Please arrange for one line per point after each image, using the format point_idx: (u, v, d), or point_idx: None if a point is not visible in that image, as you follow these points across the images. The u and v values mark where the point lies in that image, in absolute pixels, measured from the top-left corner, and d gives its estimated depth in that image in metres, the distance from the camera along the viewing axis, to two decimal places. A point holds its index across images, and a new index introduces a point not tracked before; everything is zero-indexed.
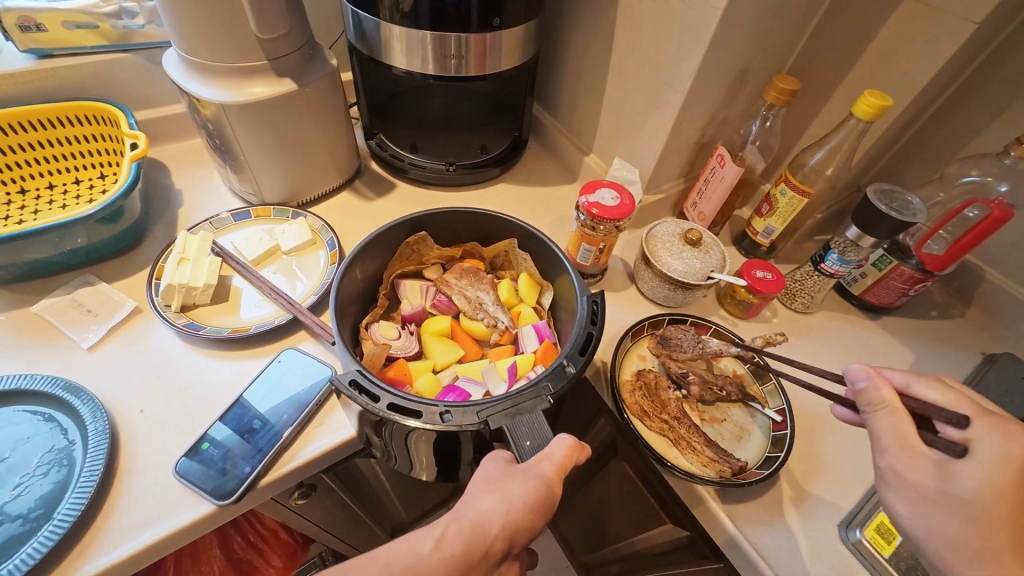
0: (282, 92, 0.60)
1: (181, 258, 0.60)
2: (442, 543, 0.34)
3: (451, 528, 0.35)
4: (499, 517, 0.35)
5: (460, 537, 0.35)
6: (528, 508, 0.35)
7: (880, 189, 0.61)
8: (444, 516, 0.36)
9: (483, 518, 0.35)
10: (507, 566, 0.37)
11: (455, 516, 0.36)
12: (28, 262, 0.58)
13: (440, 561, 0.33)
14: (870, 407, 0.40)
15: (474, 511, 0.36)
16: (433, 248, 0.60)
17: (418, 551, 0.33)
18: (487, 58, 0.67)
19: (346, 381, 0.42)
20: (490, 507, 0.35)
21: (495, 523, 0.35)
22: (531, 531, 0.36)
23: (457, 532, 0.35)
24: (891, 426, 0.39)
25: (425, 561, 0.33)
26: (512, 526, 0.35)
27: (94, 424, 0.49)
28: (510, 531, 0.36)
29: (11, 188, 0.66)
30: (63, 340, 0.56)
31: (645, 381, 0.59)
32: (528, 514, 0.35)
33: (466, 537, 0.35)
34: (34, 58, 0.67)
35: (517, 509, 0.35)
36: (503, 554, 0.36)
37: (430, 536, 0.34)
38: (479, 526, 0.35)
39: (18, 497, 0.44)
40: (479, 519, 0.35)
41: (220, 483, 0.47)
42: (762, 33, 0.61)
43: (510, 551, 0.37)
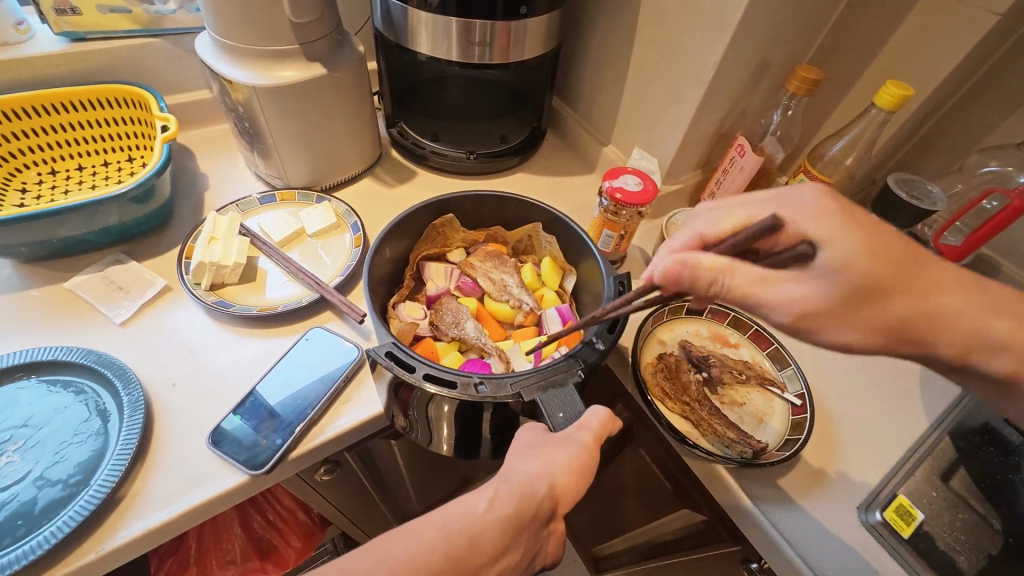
0: (312, 76, 0.61)
1: (210, 238, 0.61)
2: (494, 504, 0.36)
3: (502, 490, 0.37)
4: (544, 480, 0.37)
5: (511, 499, 0.36)
6: (572, 471, 0.37)
7: (901, 178, 0.62)
8: (494, 479, 0.38)
9: (530, 480, 0.37)
10: (548, 532, 0.39)
11: (503, 479, 0.38)
12: (61, 240, 0.59)
13: (492, 522, 0.35)
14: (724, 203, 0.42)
15: (522, 475, 0.37)
16: (458, 232, 0.61)
17: (473, 512, 0.35)
18: (511, 48, 0.68)
19: (382, 352, 0.43)
20: (533, 471, 0.37)
21: (542, 485, 0.37)
22: (575, 495, 0.38)
23: (508, 493, 0.37)
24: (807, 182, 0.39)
25: (479, 521, 0.35)
26: (558, 488, 0.38)
27: (128, 395, 0.50)
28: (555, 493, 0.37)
29: (42, 169, 0.67)
30: (95, 316, 0.57)
31: (663, 365, 0.59)
32: (573, 477, 0.38)
33: (517, 498, 0.36)
34: (67, 41, 0.68)
35: (562, 473, 0.37)
36: (550, 514, 0.38)
37: (482, 499, 0.36)
38: (526, 488, 0.37)
39: (57, 463, 0.45)
40: (525, 481, 0.37)
41: (252, 454, 0.49)
42: (786, 23, 0.62)
43: (556, 512, 0.39)
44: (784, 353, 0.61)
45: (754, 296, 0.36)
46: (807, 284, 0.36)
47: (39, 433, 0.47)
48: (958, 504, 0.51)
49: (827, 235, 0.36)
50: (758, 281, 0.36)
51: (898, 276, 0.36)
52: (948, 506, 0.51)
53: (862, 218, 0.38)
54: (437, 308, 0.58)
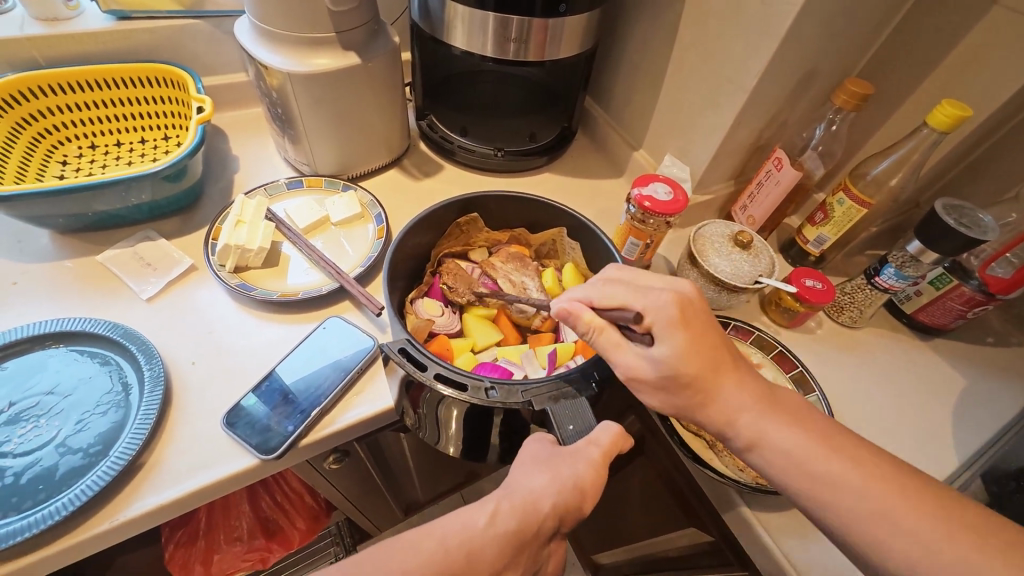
0: (346, 65, 0.61)
1: (237, 220, 0.62)
2: (495, 518, 0.36)
3: (504, 505, 0.36)
4: (548, 498, 0.36)
5: (513, 515, 0.36)
6: (577, 490, 0.36)
7: (949, 204, 0.59)
8: (496, 493, 0.37)
9: (534, 497, 0.36)
10: (550, 547, 0.38)
11: (506, 494, 0.37)
12: (95, 213, 0.60)
13: (492, 537, 0.35)
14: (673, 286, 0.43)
15: (527, 491, 0.37)
16: (482, 231, 0.60)
17: (472, 526, 0.35)
18: (548, 46, 0.67)
19: (395, 348, 0.43)
20: (539, 488, 0.36)
21: (546, 503, 0.36)
22: (579, 513, 0.38)
23: (509, 509, 0.36)
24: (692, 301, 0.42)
25: (478, 536, 0.35)
26: (561, 506, 0.36)
27: (150, 369, 0.51)
28: (558, 512, 0.37)
29: (83, 143, 0.69)
30: (124, 290, 0.59)
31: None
32: (577, 494, 0.36)
33: (519, 514, 0.36)
34: (113, 19, 0.69)
35: (568, 490, 0.36)
36: (552, 533, 0.37)
37: (483, 512, 0.36)
38: (530, 504, 0.36)
39: (79, 432, 0.47)
40: (530, 497, 0.36)
41: (264, 438, 0.49)
42: (837, 33, 0.59)
43: (558, 531, 0.38)
44: (809, 378, 0.59)
45: (608, 357, 0.42)
46: (642, 361, 0.41)
47: (64, 400, 0.48)
48: None
49: (665, 335, 0.41)
50: (614, 345, 0.42)
51: (711, 380, 0.41)
52: None
53: (704, 330, 0.42)
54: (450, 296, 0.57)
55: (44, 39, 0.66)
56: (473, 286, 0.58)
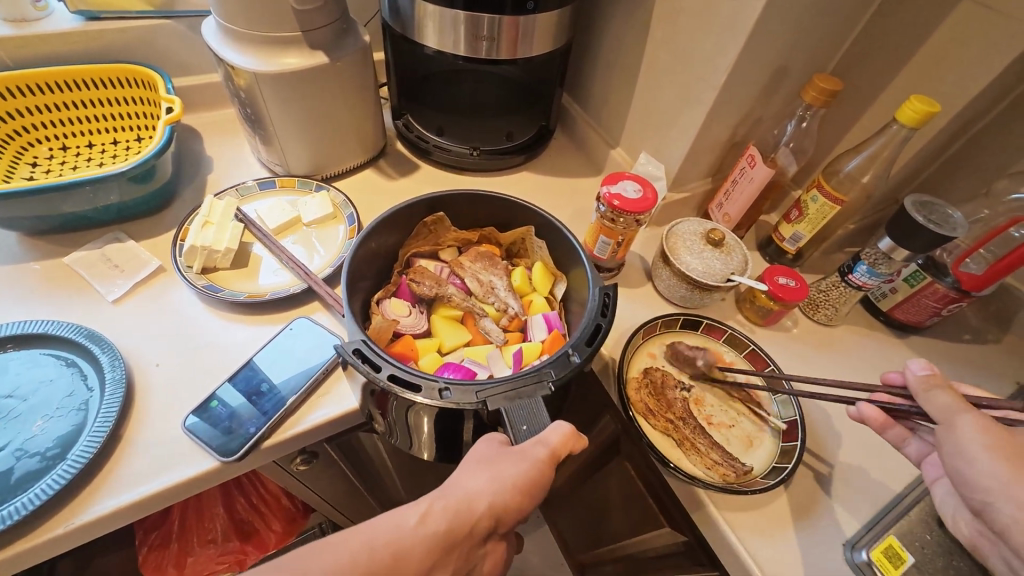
0: (313, 64, 0.61)
1: (205, 222, 0.61)
2: (426, 519, 0.35)
3: (437, 505, 0.36)
4: (485, 497, 0.36)
5: (445, 515, 0.36)
6: (516, 490, 0.36)
7: (919, 200, 0.58)
8: (430, 494, 0.37)
9: (471, 497, 0.36)
10: (492, 546, 0.38)
11: (440, 494, 0.37)
12: (62, 215, 0.60)
13: (421, 537, 0.34)
14: (928, 388, 0.42)
15: (463, 490, 0.37)
16: (450, 231, 0.60)
17: (401, 526, 0.34)
18: (519, 44, 0.66)
19: (350, 348, 0.42)
20: (479, 487, 0.36)
21: (480, 504, 0.36)
22: (518, 513, 0.38)
23: (442, 509, 0.36)
24: (953, 400, 0.40)
25: (408, 536, 0.34)
26: (498, 506, 0.36)
27: (112, 371, 0.50)
28: (495, 511, 0.37)
29: (54, 144, 0.69)
30: (90, 292, 0.58)
31: (643, 382, 0.58)
32: (516, 494, 0.36)
33: (450, 514, 0.36)
34: (82, 20, 0.69)
35: (505, 488, 0.36)
36: (487, 533, 0.37)
37: (414, 512, 0.35)
38: (465, 503, 0.36)
39: (37, 435, 0.46)
40: (466, 497, 0.36)
41: (225, 441, 0.49)
42: (807, 29, 0.58)
43: (495, 531, 0.38)
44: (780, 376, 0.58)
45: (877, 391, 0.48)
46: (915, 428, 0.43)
47: (23, 403, 0.48)
48: (954, 552, 0.47)
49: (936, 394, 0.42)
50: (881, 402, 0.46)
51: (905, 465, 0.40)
52: (942, 552, 0.48)
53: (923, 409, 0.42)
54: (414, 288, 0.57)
55: (12, 39, 0.66)
56: (441, 285, 0.58)
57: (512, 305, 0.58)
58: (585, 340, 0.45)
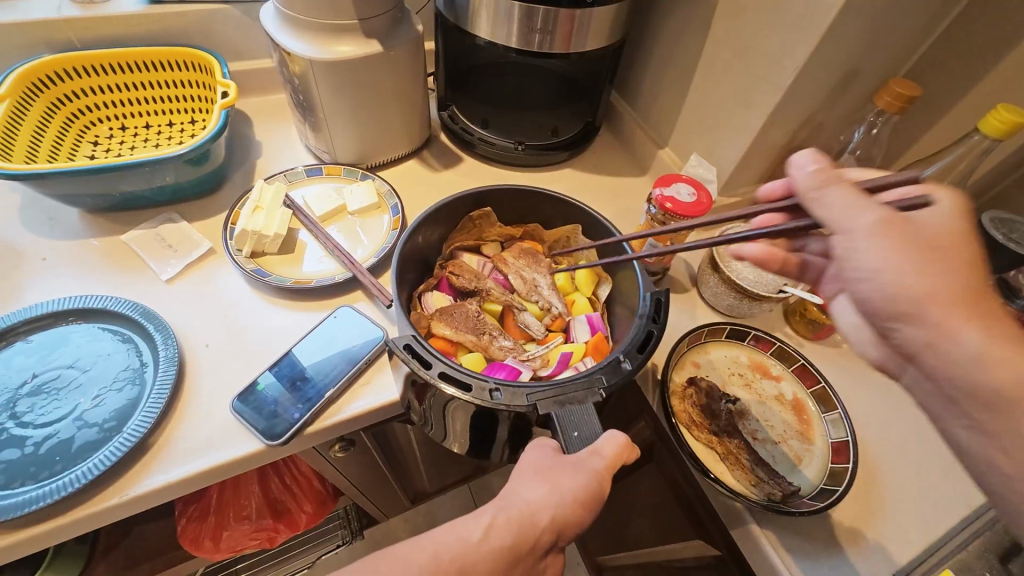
0: (369, 53, 0.61)
1: (256, 206, 0.62)
2: (489, 534, 0.35)
3: (499, 518, 0.35)
4: (547, 510, 0.36)
5: (508, 529, 0.35)
6: (578, 503, 0.36)
7: (998, 217, 0.55)
8: (492, 506, 0.36)
9: (532, 509, 0.36)
10: (553, 559, 0.37)
11: (502, 506, 0.36)
12: (122, 194, 0.62)
13: (487, 552, 0.34)
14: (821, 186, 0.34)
15: (524, 501, 0.36)
16: (494, 226, 0.59)
17: (466, 539, 0.34)
18: (574, 37, 0.65)
19: (400, 343, 0.42)
20: (535, 500, 0.36)
21: (544, 517, 0.36)
22: (578, 526, 0.37)
23: (505, 523, 0.35)
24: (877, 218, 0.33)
25: (473, 550, 0.34)
26: (560, 520, 0.36)
27: (165, 349, 0.52)
28: (557, 526, 0.36)
29: (114, 124, 0.71)
30: (145, 270, 0.60)
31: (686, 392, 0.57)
32: (577, 510, 0.36)
33: (515, 528, 0.35)
34: (145, 3, 0.70)
35: (566, 503, 0.36)
36: (548, 546, 0.37)
37: (478, 525, 0.35)
38: (528, 517, 0.36)
39: (96, 407, 0.48)
40: (528, 509, 0.36)
41: (270, 423, 0.50)
42: (886, 29, 0.55)
43: (555, 545, 0.37)
44: (831, 395, 0.56)
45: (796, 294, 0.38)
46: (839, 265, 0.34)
47: (83, 375, 0.50)
48: None
49: (925, 264, 0.31)
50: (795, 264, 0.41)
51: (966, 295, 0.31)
52: None
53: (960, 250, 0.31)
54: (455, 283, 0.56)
55: (81, 21, 0.68)
56: (480, 279, 0.58)
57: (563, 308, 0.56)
58: (631, 344, 0.44)
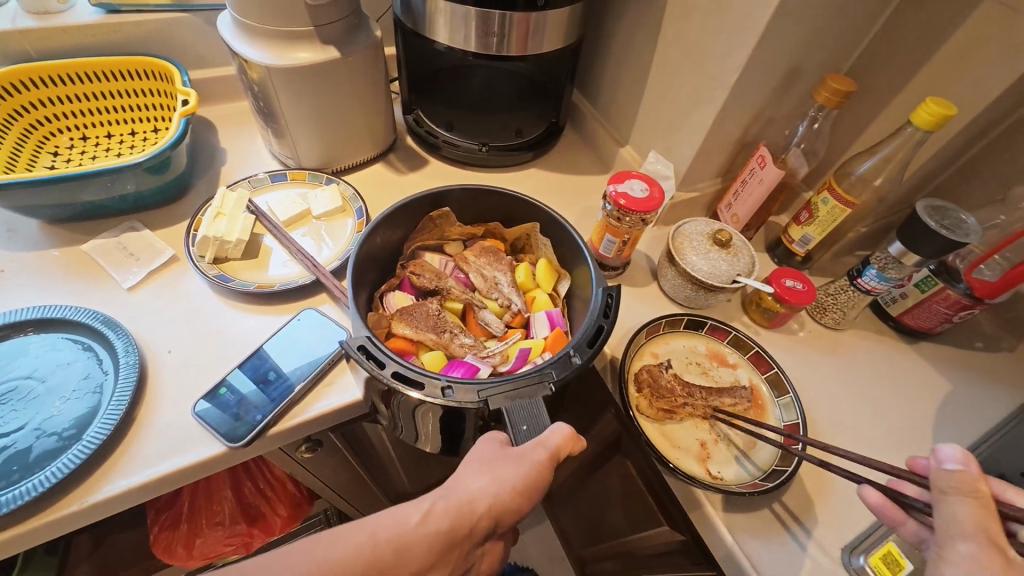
0: (326, 60, 0.62)
1: (217, 213, 0.63)
2: (428, 518, 0.36)
3: (439, 505, 0.37)
4: (486, 498, 0.37)
5: (446, 515, 0.36)
6: (516, 491, 0.37)
7: (932, 204, 0.58)
8: (434, 493, 0.37)
9: (471, 498, 0.37)
10: (490, 546, 0.39)
11: (443, 494, 0.38)
12: (82, 204, 0.62)
13: (425, 535, 0.35)
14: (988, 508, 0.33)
15: (465, 491, 0.37)
16: (454, 225, 0.60)
17: (404, 523, 0.35)
18: (530, 40, 0.66)
19: (354, 346, 0.43)
20: (477, 489, 0.37)
21: (482, 503, 0.37)
22: (516, 514, 0.38)
23: (443, 509, 0.36)
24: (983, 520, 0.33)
25: (411, 533, 0.35)
26: (498, 509, 0.37)
27: (126, 357, 0.52)
28: (495, 512, 0.37)
29: (74, 134, 0.71)
30: (107, 279, 0.60)
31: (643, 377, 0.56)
32: (516, 498, 0.37)
33: (453, 515, 0.36)
34: (102, 12, 0.70)
35: (505, 492, 0.37)
36: (487, 533, 0.38)
37: (417, 510, 0.36)
38: (466, 505, 0.37)
39: (55, 416, 0.48)
40: (467, 498, 0.37)
41: (232, 427, 0.50)
42: (822, 28, 0.58)
43: (495, 531, 0.38)
44: (784, 380, 0.59)
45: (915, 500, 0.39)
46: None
47: (42, 385, 0.50)
48: None
49: None
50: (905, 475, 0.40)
51: None
52: None
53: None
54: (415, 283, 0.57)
55: (37, 32, 0.67)
56: (442, 279, 0.59)
57: (523, 304, 0.58)
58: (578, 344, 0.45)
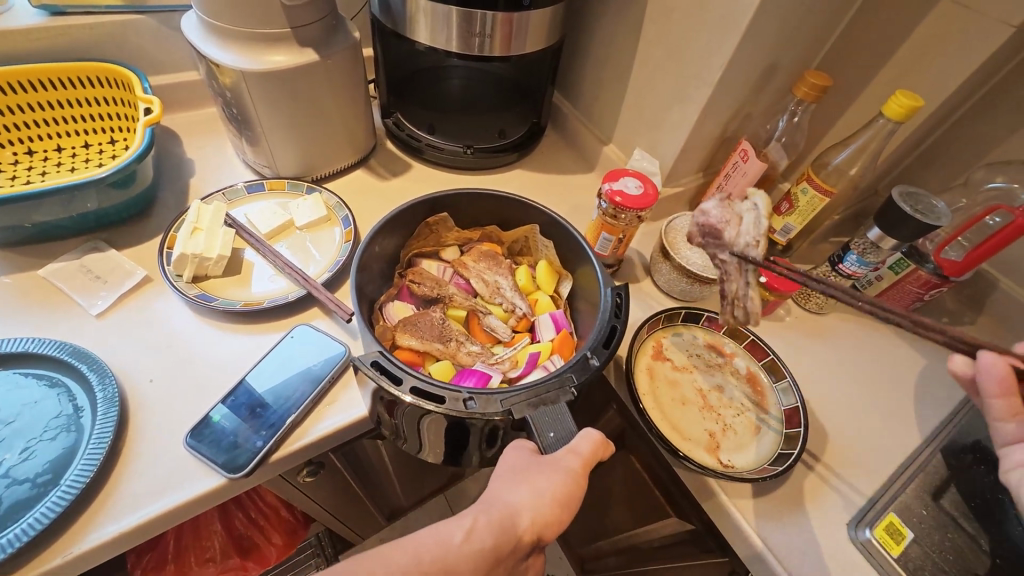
0: (304, 63, 0.59)
1: (194, 228, 0.58)
2: (472, 535, 0.34)
3: (481, 520, 0.35)
4: (528, 512, 0.36)
5: (490, 529, 0.35)
6: (556, 502, 0.36)
7: (906, 191, 0.61)
8: (474, 508, 0.36)
9: (513, 511, 0.36)
10: (533, 560, 0.37)
11: (484, 508, 0.36)
12: (36, 225, 0.56)
13: (468, 553, 0.33)
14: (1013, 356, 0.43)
15: (503, 503, 0.36)
16: (451, 230, 0.59)
17: (448, 541, 0.33)
18: (513, 40, 0.66)
19: (367, 361, 0.41)
20: (519, 502, 0.36)
21: (524, 516, 0.36)
22: (559, 526, 0.37)
23: (486, 524, 0.35)
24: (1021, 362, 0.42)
25: (455, 552, 0.33)
26: (540, 521, 0.36)
27: (103, 390, 0.48)
28: (538, 525, 0.36)
29: (19, 148, 0.65)
30: (72, 306, 0.55)
31: (706, 227, 0.48)
32: (557, 507, 0.36)
33: (496, 529, 0.35)
34: (45, 15, 0.64)
35: (545, 502, 0.36)
36: (530, 547, 0.36)
37: (460, 527, 0.34)
38: (509, 517, 0.35)
39: (25, 461, 0.43)
40: (508, 510, 0.36)
41: (231, 456, 0.47)
42: (797, 26, 0.60)
43: (536, 545, 0.37)
44: (780, 365, 0.61)
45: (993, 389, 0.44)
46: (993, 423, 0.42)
47: (6, 428, 0.45)
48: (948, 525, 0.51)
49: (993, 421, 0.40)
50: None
51: None
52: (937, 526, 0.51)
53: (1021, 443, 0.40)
54: (416, 291, 0.56)
55: None
56: (442, 286, 0.57)
57: (528, 309, 0.57)
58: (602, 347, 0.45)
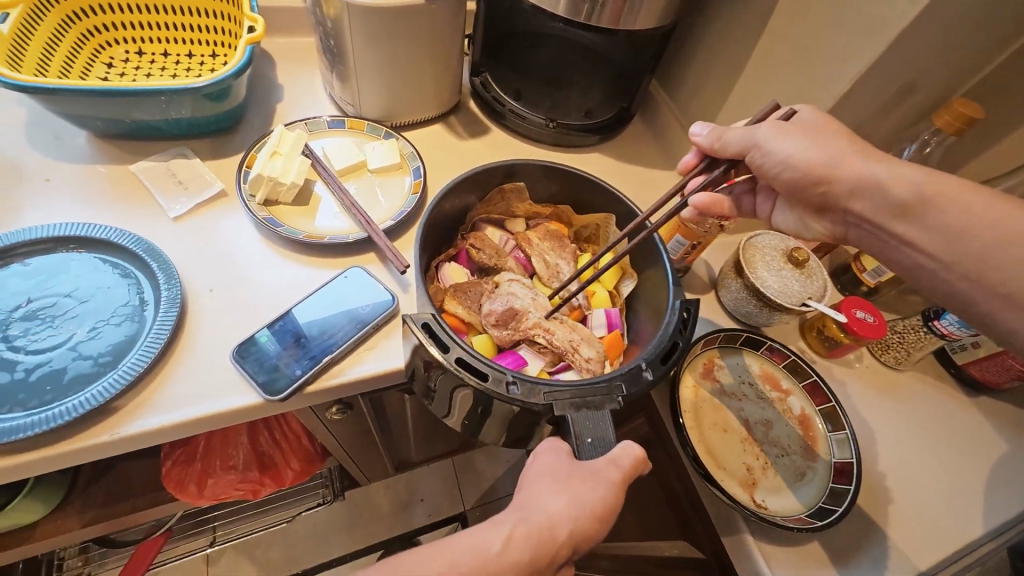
0: (408, 3, 0.57)
1: (274, 151, 0.59)
2: (510, 545, 0.34)
3: (519, 530, 0.35)
4: (567, 523, 0.35)
5: (528, 542, 0.34)
6: (594, 516, 0.35)
7: None
8: (513, 517, 0.36)
9: (552, 522, 0.35)
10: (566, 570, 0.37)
11: (523, 516, 0.36)
12: (134, 122, 0.59)
13: (507, 564, 0.33)
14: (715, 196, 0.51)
15: (543, 513, 0.36)
16: (523, 202, 0.58)
17: (486, 551, 0.34)
18: (625, 15, 0.61)
19: (419, 322, 0.41)
20: (559, 511, 0.35)
21: (562, 530, 0.35)
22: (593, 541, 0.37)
23: (525, 535, 0.35)
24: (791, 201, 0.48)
25: (494, 562, 0.33)
26: (572, 530, 0.35)
27: (168, 289, 0.50)
28: (576, 539, 0.36)
29: (130, 47, 0.68)
30: (153, 204, 0.58)
31: (501, 318, 0.51)
32: (595, 521, 0.36)
33: (534, 541, 0.35)
34: None
35: (584, 514, 0.35)
36: (565, 560, 0.36)
37: (499, 537, 0.34)
38: (547, 530, 0.35)
39: (92, 339, 0.46)
40: (547, 522, 0.35)
41: (271, 378, 0.48)
42: (955, 45, 0.52)
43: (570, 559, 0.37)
44: (840, 415, 0.55)
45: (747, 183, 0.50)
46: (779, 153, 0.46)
47: (80, 306, 0.48)
48: None
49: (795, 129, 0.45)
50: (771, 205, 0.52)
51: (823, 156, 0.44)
52: None
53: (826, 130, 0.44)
54: (474, 254, 0.55)
55: None
56: (501, 257, 0.56)
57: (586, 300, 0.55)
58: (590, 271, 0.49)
